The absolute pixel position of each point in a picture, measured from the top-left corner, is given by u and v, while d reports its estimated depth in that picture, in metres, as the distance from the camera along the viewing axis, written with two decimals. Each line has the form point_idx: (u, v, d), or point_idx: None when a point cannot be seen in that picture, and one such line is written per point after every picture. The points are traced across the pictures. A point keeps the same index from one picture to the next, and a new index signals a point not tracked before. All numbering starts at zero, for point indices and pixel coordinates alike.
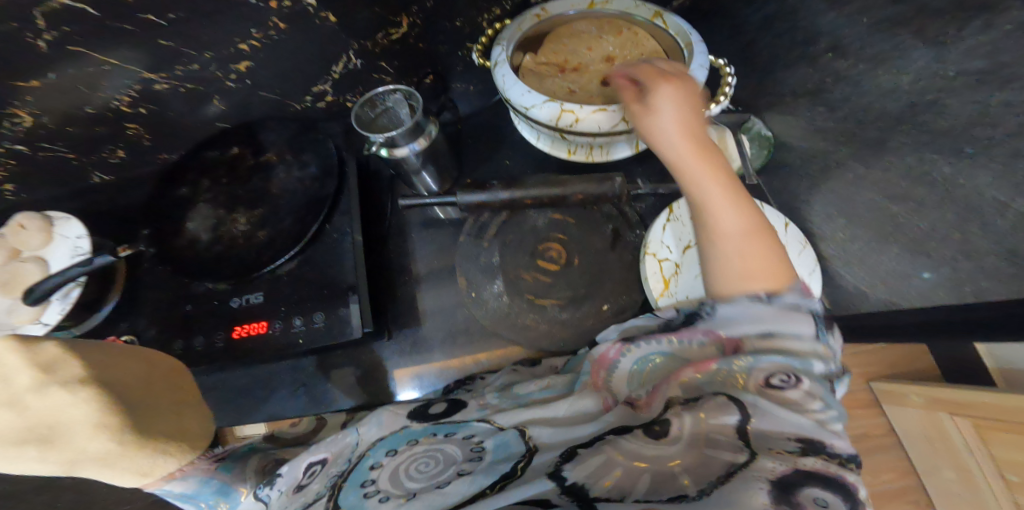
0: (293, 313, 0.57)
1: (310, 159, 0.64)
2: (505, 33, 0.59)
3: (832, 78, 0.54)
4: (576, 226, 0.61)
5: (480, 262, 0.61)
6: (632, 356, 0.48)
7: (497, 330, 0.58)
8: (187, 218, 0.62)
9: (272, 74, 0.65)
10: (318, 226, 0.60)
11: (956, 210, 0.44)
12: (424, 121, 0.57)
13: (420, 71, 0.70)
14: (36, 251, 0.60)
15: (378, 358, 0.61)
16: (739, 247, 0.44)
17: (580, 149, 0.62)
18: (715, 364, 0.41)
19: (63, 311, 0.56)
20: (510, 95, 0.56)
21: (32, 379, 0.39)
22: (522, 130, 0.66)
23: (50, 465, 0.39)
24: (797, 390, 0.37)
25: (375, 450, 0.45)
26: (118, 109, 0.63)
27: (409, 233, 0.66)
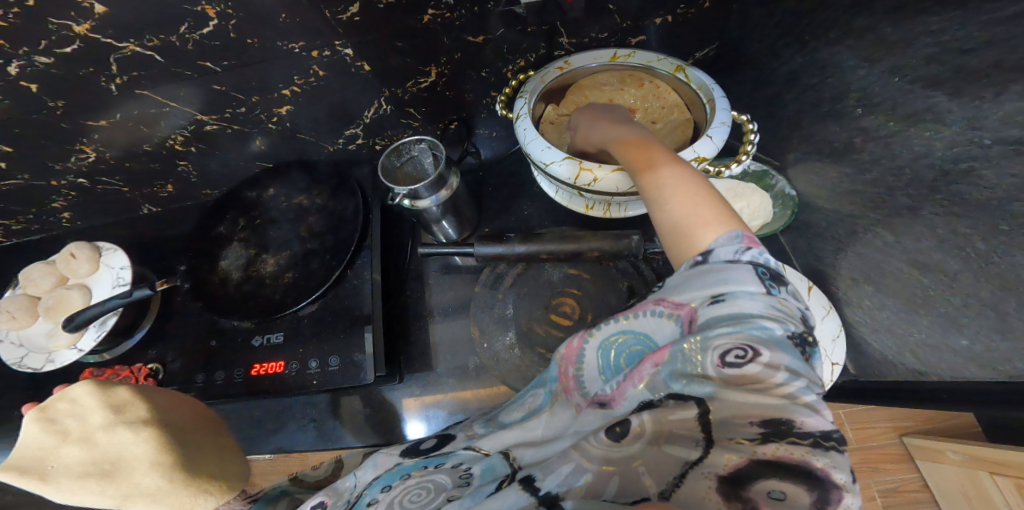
0: (310, 355, 0.57)
1: (338, 202, 0.66)
2: (529, 85, 0.61)
3: (862, 137, 0.52)
4: (592, 281, 0.60)
5: (495, 313, 0.60)
6: (596, 341, 0.43)
7: (506, 382, 0.57)
8: (220, 255, 0.64)
9: (308, 118, 0.68)
10: (340, 271, 0.61)
11: (992, 286, 0.42)
12: (447, 173, 0.58)
13: (446, 117, 0.72)
14: (82, 278, 0.63)
15: (385, 400, 0.60)
16: (669, 211, 0.41)
17: (598, 204, 0.61)
18: (670, 350, 0.36)
19: (97, 339, 0.58)
20: (530, 150, 0.56)
21: (106, 419, 0.47)
22: (540, 182, 0.66)
23: (105, 499, 0.43)
24: (756, 363, 0.32)
25: (371, 487, 0.45)
26: (171, 147, 0.68)
27: (427, 279, 0.66)
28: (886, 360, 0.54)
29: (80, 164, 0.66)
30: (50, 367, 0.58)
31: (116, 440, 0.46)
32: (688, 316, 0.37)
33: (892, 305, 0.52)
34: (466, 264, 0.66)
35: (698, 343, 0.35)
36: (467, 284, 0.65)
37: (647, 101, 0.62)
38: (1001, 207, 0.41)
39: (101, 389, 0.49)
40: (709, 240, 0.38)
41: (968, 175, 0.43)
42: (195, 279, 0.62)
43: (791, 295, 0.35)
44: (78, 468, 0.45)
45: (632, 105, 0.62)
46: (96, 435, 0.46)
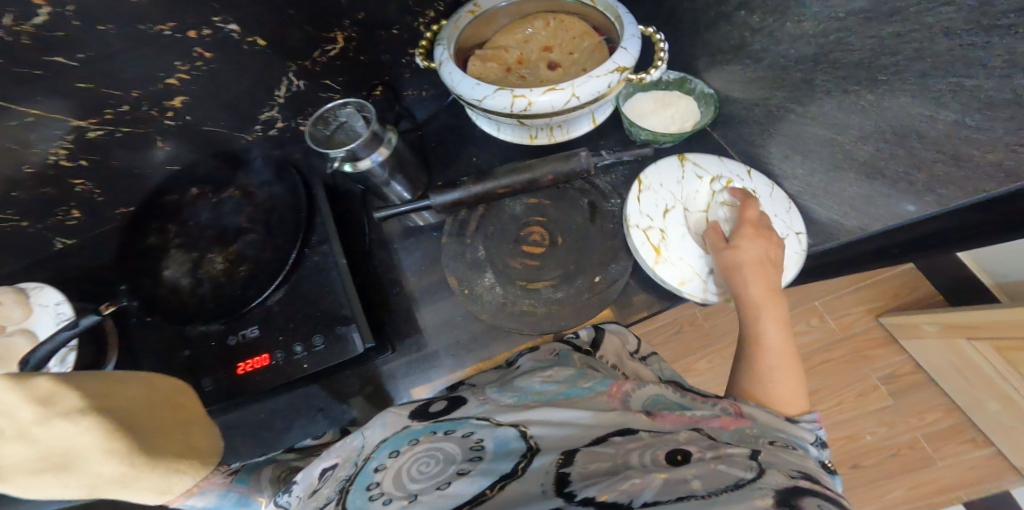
0: (293, 340, 0.55)
1: (278, 187, 0.63)
2: (444, 32, 0.59)
3: (749, 33, 0.57)
4: (554, 207, 0.62)
5: (467, 258, 0.61)
6: (649, 388, 0.48)
7: (494, 324, 0.58)
8: (162, 266, 0.59)
9: (214, 108, 0.63)
10: (297, 252, 0.58)
11: (890, 125, 0.47)
12: (382, 129, 0.56)
13: (368, 83, 0.69)
14: (18, 324, 0.56)
15: (381, 374, 0.59)
16: (779, 373, 0.46)
17: (541, 131, 0.64)
18: (739, 426, 0.40)
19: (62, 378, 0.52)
20: (461, 91, 0.56)
21: (35, 414, 0.42)
22: (481, 123, 0.67)
23: (71, 491, 0.42)
24: (799, 451, 0.38)
25: (380, 451, 0.45)
26: (58, 164, 0.60)
27: (392, 245, 0.64)
28: (833, 223, 0.59)
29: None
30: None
31: (58, 434, 0.42)
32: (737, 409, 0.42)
33: (819, 169, 0.58)
34: (426, 221, 0.65)
35: (758, 431, 0.39)
36: (432, 242, 0.64)
37: (557, 36, 0.63)
38: (874, 63, 0.45)
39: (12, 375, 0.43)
40: (794, 413, 0.44)
41: (840, 44, 0.47)
42: (140, 299, 0.57)
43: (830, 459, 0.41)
44: (16, 470, 0.41)
45: (546, 43, 0.63)
46: (24, 430, 0.42)
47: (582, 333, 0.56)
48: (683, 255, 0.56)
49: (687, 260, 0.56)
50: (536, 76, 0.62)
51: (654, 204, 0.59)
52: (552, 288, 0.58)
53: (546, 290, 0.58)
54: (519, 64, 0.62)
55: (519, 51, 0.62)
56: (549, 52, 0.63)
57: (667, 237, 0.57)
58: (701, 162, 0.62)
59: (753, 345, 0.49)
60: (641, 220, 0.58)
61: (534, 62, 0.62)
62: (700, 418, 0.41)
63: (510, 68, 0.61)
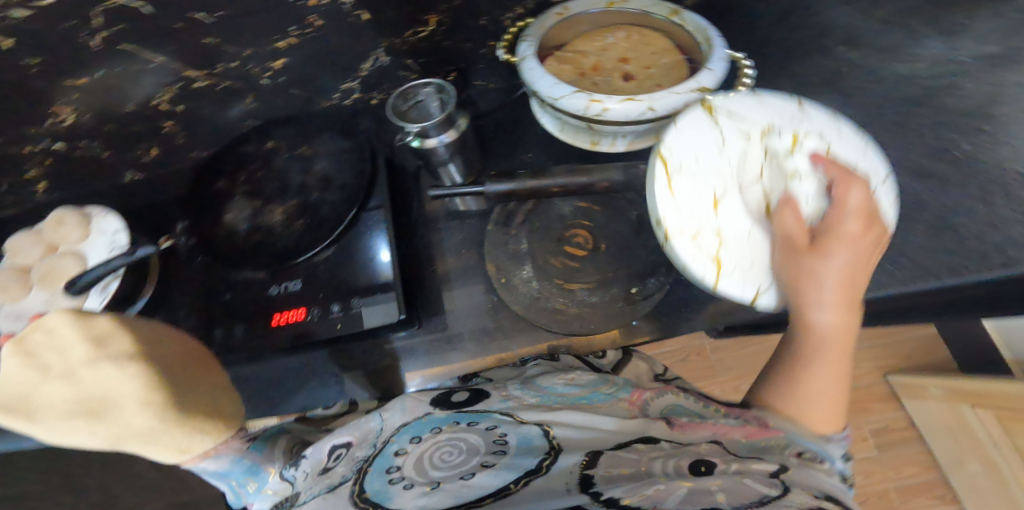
0: (333, 299, 0.58)
1: (342, 152, 0.66)
2: (530, 29, 0.60)
3: (847, 69, 0.61)
4: (601, 213, 0.62)
5: (509, 249, 0.62)
6: (676, 398, 0.52)
7: (525, 318, 0.58)
8: (225, 210, 0.63)
9: (305, 72, 0.66)
10: (354, 214, 0.61)
11: (979, 183, 0.50)
12: (454, 113, 0.57)
13: (443, 68, 0.71)
14: (74, 245, 0.61)
15: (398, 349, 0.59)
16: (824, 398, 0.43)
17: (604, 138, 0.63)
18: (766, 437, 0.41)
19: (101, 304, 0.56)
20: (538, 87, 0.56)
21: (87, 354, 0.45)
22: (544, 119, 0.66)
23: (98, 439, 0.43)
24: (824, 465, 0.40)
25: (400, 435, 0.46)
26: (156, 107, 0.65)
27: (436, 225, 0.65)
28: None
29: (56, 127, 0.62)
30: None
31: (102, 378, 0.44)
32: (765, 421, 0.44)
33: None
34: (473, 206, 0.66)
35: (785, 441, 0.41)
36: (476, 227, 0.65)
37: (637, 50, 0.64)
38: (969, 105, 0.55)
39: (79, 314, 0.46)
40: (828, 430, 0.43)
41: (949, 86, 0.57)
42: (205, 236, 0.62)
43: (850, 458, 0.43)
44: (61, 408, 0.44)
45: (625, 54, 0.64)
46: (78, 369, 0.44)
47: (607, 354, 0.61)
48: (754, 256, 0.48)
49: (745, 259, 0.48)
50: (611, 84, 0.62)
51: (694, 189, 0.49)
52: (587, 292, 0.58)
53: (581, 293, 0.58)
54: (594, 71, 0.62)
55: (597, 58, 0.63)
56: (626, 63, 0.63)
57: (722, 233, 0.48)
58: (736, 111, 0.51)
59: (797, 359, 0.45)
60: (694, 222, 0.48)
61: (608, 71, 0.63)
62: (728, 425, 0.44)
63: (585, 74, 0.62)
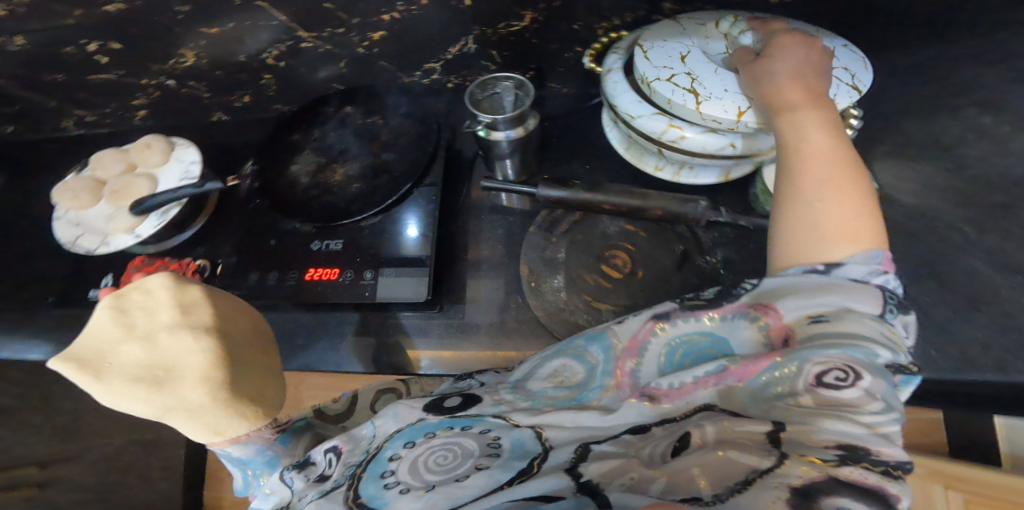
0: (367, 267, 0.59)
1: (412, 129, 0.67)
2: (624, 41, 0.56)
3: (975, 135, 0.53)
4: (645, 239, 0.60)
5: (545, 255, 0.61)
6: (665, 336, 0.45)
7: (545, 324, 0.58)
8: (292, 161, 0.66)
9: (398, 50, 0.68)
10: (408, 188, 0.62)
11: None
12: (527, 113, 0.58)
13: (525, 65, 0.70)
14: (152, 169, 0.65)
15: (413, 324, 0.60)
16: (822, 219, 0.40)
17: (668, 165, 0.60)
18: (761, 371, 0.36)
19: (155, 228, 0.60)
20: (617, 102, 0.53)
21: (172, 318, 0.46)
22: (610, 134, 0.64)
23: (150, 408, 0.44)
24: (854, 388, 0.32)
25: (393, 441, 0.45)
26: (264, 60, 0.69)
27: (480, 215, 0.66)
28: None
29: (176, 67, 0.68)
30: (104, 250, 0.60)
31: (178, 347, 0.45)
32: (781, 329, 0.39)
33: None
34: (520, 206, 0.66)
35: (795, 366, 0.35)
36: (517, 224, 0.65)
37: None
38: None
39: (174, 280, 0.49)
40: (842, 254, 0.39)
41: None
42: (266, 182, 0.64)
43: (902, 324, 0.36)
44: (133, 370, 0.45)
45: None
46: (160, 333, 0.46)
47: None
48: (727, 88, 0.48)
49: (728, 92, 0.48)
50: None
51: (669, 54, 0.51)
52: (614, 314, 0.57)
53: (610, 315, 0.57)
54: None
55: None
56: None
57: (698, 77, 0.49)
58: (696, 15, 0.55)
59: (789, 191, 0.43)
60: (668, 69, 0.50)
61: None
62: (721, 372, 0.39)
63: None
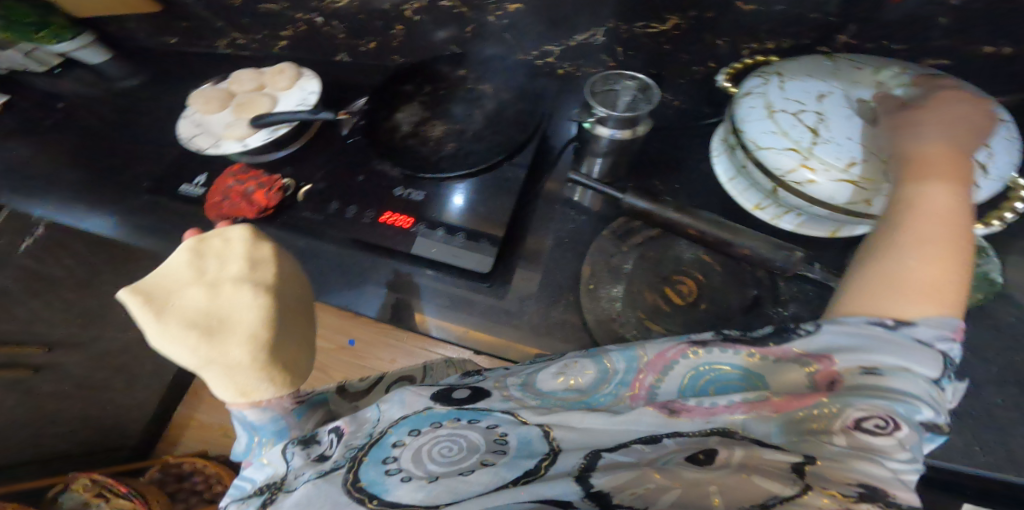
0: (441, 223, 0.60)
1: (519, 109, 0.68)
2: (773, 67, 0.52)
3: None
4: (720, 274, 0.56)
5: (610, 261, 0.58)
6: (694, 360, 0.41)
7: (590, 329, 0.55)
8: (398, 108, 0.68)
9: (529, 28, 0.70)
10: (499, 161, 0.64)
11: None
12: (641, 117, 0.56)
13: (645, 68, 0.69)
14: (276, 91, 0.69)
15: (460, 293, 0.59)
16: (908, 275, 0.38)
17: (771, 205, 0.55)
18: (800, 408, 0.35)
19: (261, 144, 0.64)
20: (747, 128, 0.49)
21: (238, 272, 0.49)
22: (718, 161, 0.60)
23: (193, 355, 0.46)
24: (892, 437, 0.31)
25: (398, 427, 0.44)
26: (403, 13, 0.72)
27: (556, 205, 0.65)
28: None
29: (327, 3, 0.73)
30: (212, 151, 0.64)
31: (235, 301, 0.48)
32: (830, 373, 0.36)
33: None
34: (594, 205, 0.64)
35: (836, 405, 0.33)
36: (591, 224, 0.63)
37: None
38: None
39: (253, 236, 0.51)
40: (916, 313, 0.36)
41: None
42: (370, 121, 0.67)
43: (950, 391, 0.35)
44: (190, 314, 0.47)
45: None
46: (223, 284, 0.49)
47: None
48: (852, 136, 0.46)
49: (856, 139, 0.46)
50: None
51: (804, 90, 0.49)
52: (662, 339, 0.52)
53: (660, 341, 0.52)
54: None
55: None
56: None
57: (828, 119, 0.47)
58: (854, 59, 0.53)
59: (879, 245, 0.41)
60: (796, 101, 0.48)
61: None
62: (755, 400, 0.36)
63: None
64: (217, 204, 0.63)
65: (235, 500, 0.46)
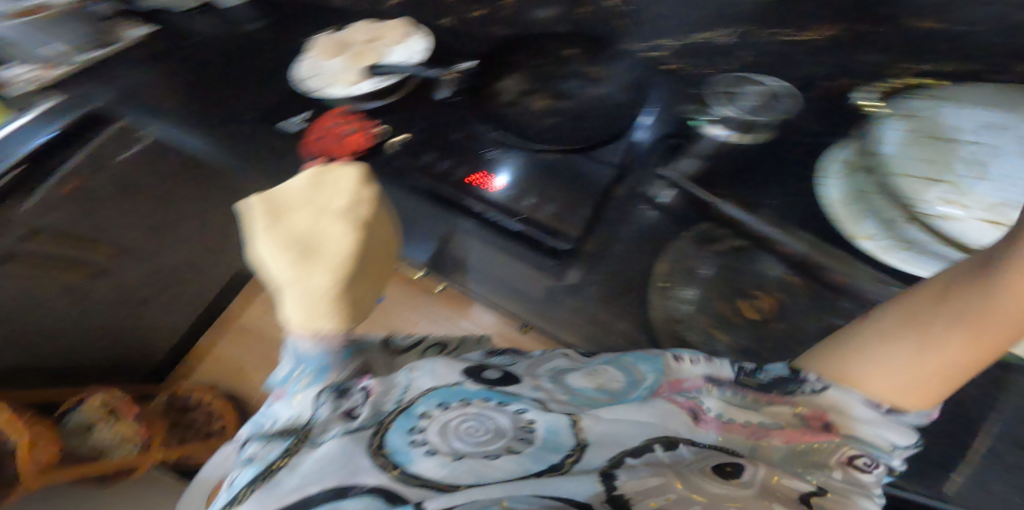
0: (530, 193, 0.58)
1: (626, 88, 0.65)
2: (947, 93, 0.54)
3: None
4: (800, 294, 0.58)
5: (689, 266, 0.58)
6: (709, 395, 0.47)
7: (656, 327, 0.56)
8: (503, 76, 0.69)
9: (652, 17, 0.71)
10: (600, 143, 0.60)
11: None
12: (755, 127, 0.57)
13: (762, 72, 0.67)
14: (387, 45, 0.70)
15: (536, 273, 0.60)
16: (933, 363, 0.41)
17: (878, 239, 0.51)
18: (806, 441, 0.42)
19: (364, 94, 0.66)
20: (894, 151, 0.50)
21: (344, 205, 0.52)
22: (829, 184, 0.55)
23: (278, 267, 0.47)
24: (872, 474, 0.40)
25: (427, 399, 0.44)
26: None
27: (640, 201, 0.61)
28: None
29: None
30: (320, 95, 0.67)
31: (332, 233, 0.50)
32: (819, 417, 0.43)
33: None
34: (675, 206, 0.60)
35: (832, 442, 0.42)
36: (676, 222, 0.60)
37: None
38: None
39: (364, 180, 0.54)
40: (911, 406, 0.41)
41: None
42: (473, 85, 0.67)
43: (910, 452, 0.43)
44: (289, 231, 0.49)
45: None
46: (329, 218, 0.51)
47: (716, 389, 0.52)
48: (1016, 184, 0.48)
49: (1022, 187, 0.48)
50: None
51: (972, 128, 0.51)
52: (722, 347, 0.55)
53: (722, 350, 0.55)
54: None
55: None
56: None
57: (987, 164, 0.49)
58: None
59: (920, 313, 0.43)
60: (931, 135, 0.51)
61: None
62: (766, 427, 0.44)
63: None
64: (313, 141, 0.64)
65: (257, 439, 0.41)
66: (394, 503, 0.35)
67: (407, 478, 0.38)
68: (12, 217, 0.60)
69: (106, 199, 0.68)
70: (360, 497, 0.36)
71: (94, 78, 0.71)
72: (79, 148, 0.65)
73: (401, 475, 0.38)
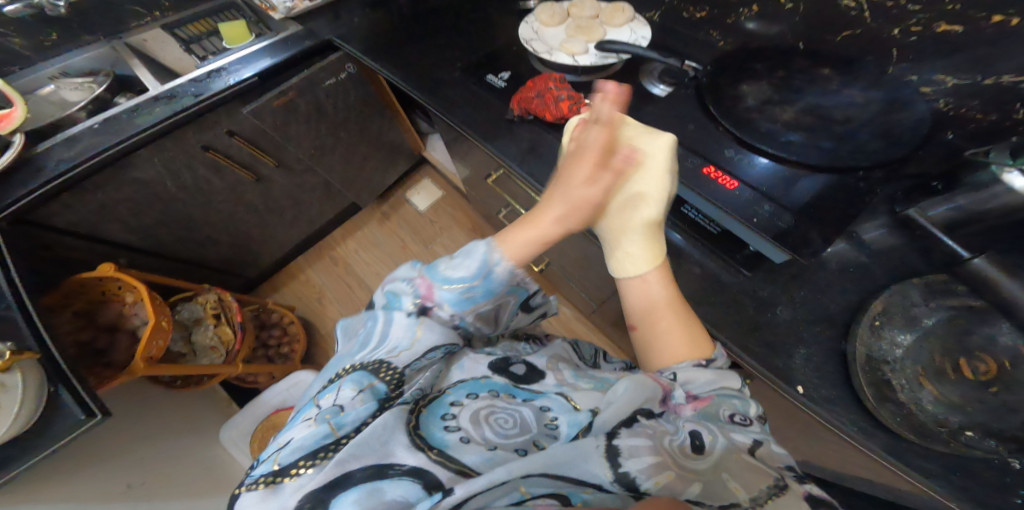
0: (766, 200, 0.58)
1: (892, 106, 0.62)
2: None
3: None
4: None
5: (909, 310, 0.55)
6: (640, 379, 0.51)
7: (857, 361, 0.54)
8: (743, 81, 0.66)
9: (928, 56, 0.66)
10: (860, 167, 0.57)
11: None
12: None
13: None
14: (611, 25, 0.79)
15: (723, 277, 0.63)
16: (682, 322, 0.54)
17: None
18: (704, 403, 0.46)
19: (588, 64, 0.74)
20: None
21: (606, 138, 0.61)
22: None
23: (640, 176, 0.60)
24: (751, 424, 0.45)
25: (456, 389, 0.48)
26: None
27: (862, 226, 0.62)
28: None
29: None
30: (546, 56, 0.75)
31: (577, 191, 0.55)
32: (693, 396, 0.47)
33: None
34: (875, 246, 0.62)
35: (716, 399, 0.47)
36: (899, 262, 0.61)
37: None
38: None
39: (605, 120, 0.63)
40: (711, 353, 0.52)
41: None
42: (713, 83, 0.66)
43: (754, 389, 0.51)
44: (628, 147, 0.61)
45: None
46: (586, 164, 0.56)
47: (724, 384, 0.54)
48: None
49: None
50: None
51: None
52: (931, 401, 0.51)
53: (929, 404, 0.51)
54: None
55: None
56: None
57: None
58: None
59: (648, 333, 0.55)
60: None
61: None
62: (667, 393, 0.47)
63: None
64: (527, 99, 0.73)
65: (348, 382, 0.43)
66: (431, 489, 0.39)
67: (444, 461, 0.41)
68: (239, 114, 0.86)
69: (298, 117, 0.93)
70: (399, 480, 0.39)
71: (332, 18, 0.92)
72: (301, 70, 0.89)
73: (438, 457, 0.41)
